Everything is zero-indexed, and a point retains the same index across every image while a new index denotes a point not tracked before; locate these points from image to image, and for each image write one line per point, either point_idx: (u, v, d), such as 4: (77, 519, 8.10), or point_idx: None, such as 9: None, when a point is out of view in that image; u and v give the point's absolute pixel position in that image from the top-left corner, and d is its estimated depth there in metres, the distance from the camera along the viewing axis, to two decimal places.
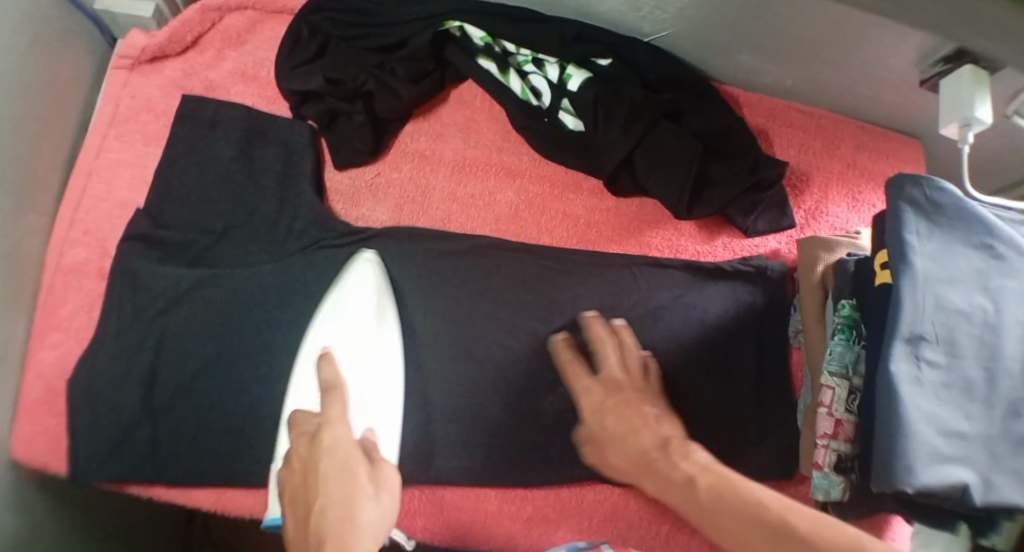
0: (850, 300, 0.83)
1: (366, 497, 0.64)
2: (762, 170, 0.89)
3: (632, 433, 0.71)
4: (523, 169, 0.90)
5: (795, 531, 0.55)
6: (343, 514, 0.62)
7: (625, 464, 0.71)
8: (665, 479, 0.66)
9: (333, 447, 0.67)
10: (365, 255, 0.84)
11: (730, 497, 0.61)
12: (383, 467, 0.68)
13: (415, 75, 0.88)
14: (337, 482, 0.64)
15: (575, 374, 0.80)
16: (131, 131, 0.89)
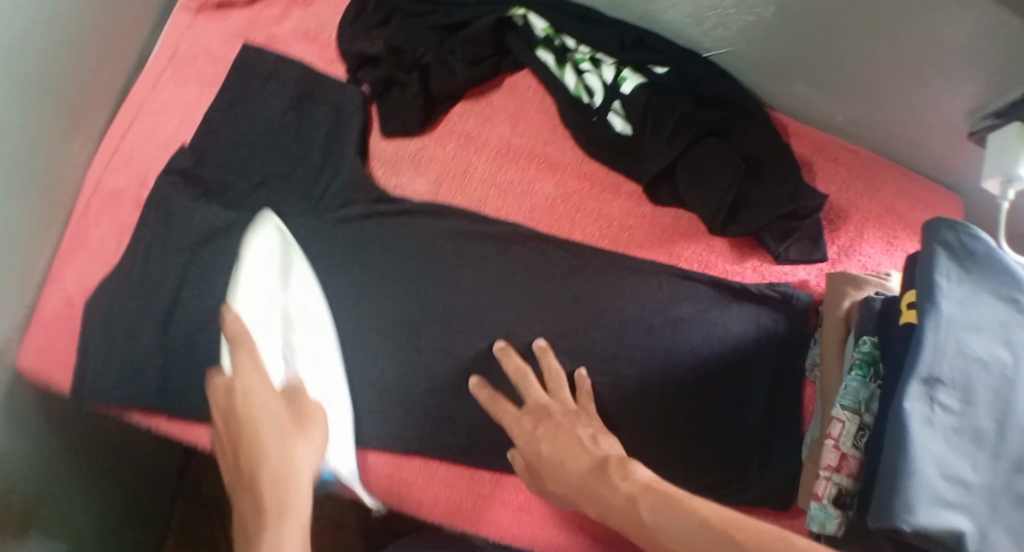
0: (872, 337, 0.83)
1: (298, 438, 0.71)
2: (802, 199, 0.88)
3: (568, 457, 0.71)
4: (565, 164, 0.91)
5: None
6: (280, 457, 0.68)
7: (567, 489, 0.70)
8: (604, 504, 0.65)
9: (254, 391, 0.72)
10: (267, 219, 0.84)
11: (666, 512, 0.60)
12: (307, 404, 0.75)
13: (473, 57, 0.89)
14: (268, 425, 0.70)
15: (501, 410, 0.80)
16: (188, 72, 0.91)
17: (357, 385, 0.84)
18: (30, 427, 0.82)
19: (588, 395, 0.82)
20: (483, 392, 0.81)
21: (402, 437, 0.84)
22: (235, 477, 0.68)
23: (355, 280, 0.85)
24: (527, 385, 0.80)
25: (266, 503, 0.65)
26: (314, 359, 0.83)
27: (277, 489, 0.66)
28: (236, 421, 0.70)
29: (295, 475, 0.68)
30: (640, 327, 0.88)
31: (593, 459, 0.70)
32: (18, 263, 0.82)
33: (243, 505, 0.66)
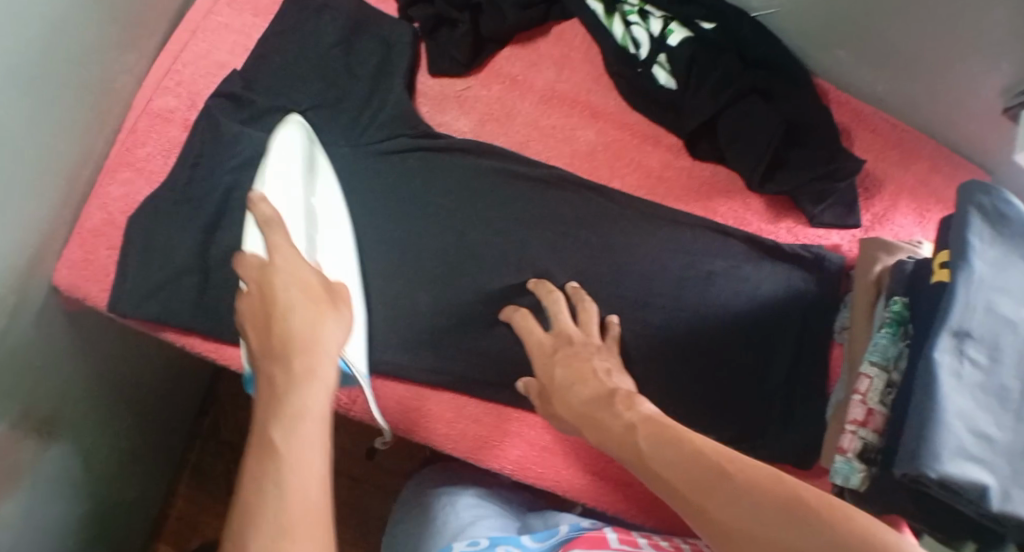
0: (902, 298, 0.84)
1: (328, 314, 0.72)
2: (840, 162, 0.89)
3: (580, 383, 0.75)
4: (607, 113, 0.92)
5: (728, 479, 0.60)
6: (309, 326, 0.70)
7: (571, 413, 0.74)
8: (604, 428, 0.71)
9: (290, 265, 0.74)
10: (295, 122, 0.84)
11: (664, 439, 0.65)
12: (336, 284, 0.76)
13: (525, 1, 0.89)
14: (301, 299, 0.72)
15: (528, 327, 0.82)
16: (243, 1, 0.93)
17: (390, 316, 0.85)
18: (51, 338, 0.86)
19: (614, 340, 0.83)
20: (513, 316, 0.83)
21: (430, 368, 0.84)
22: (264, 339, 0.70)
23: (392, 211, 0.86)
24: (556, 311, 0.82)
25: (295, 364, 0.67)
26: (334, 252, 0.82)
27: (307, 356, 0.68)
28: (271, 293, 0.72)
29: (323, 346, 0.70)
30: (673, 279, 0.88)
31: (601, 388, 0.74)
32: (63, 174, 0.84)
33: (273, 366, 0.67)
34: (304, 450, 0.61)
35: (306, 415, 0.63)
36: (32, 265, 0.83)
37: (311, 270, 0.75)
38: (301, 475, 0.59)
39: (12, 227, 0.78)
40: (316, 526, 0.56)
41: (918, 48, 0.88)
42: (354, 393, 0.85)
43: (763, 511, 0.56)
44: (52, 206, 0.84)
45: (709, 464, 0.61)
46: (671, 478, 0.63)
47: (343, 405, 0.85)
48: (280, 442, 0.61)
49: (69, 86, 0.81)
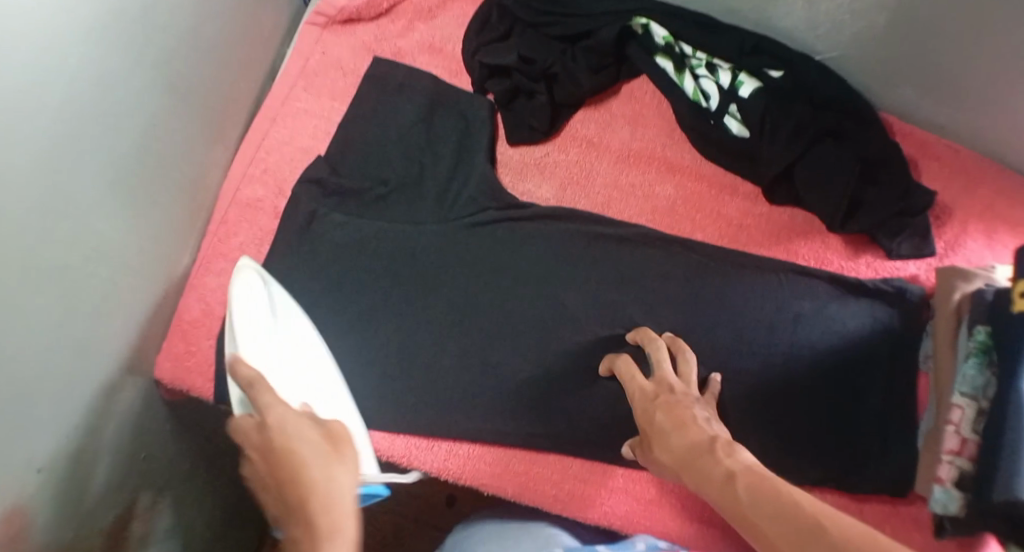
0: (985, 327, 0.85)
1: (337, 463, 0.65)
2: (914, 196, 0.92)
3: (680, 428, 0.71)
4: (683, 167, 0.95)
5: (824, 535, 0.54)
6: (322, 480, 0.62)
7: (673, 459, 0.71)
8: (705, 475, 0.66)
9: (287, 420, 0.67)
10: (246, 262, 0.84)
11: (766, 495, 0.60)
12: (332, 424, 0.69)
13: (596, 65, 0.94)
14: (307, 450, 0.65)
15: (630, 375, 0.81)
16: (319, 85, 0.96)
17: (491, 386, 0.87)
18: (148, 428, 0.87)
19: (715, 395, 0.83)
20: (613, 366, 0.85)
21: (533, 433, 0.86)
22: (279, 508, 0.62)
23: (486, 281, 0.89)
24: (659, 357, 0.81)
25: (317, 521, 0.60)
26: (317, 384, 0.82)
27: (331, 522, 0.60)
28: (274, 452, 0.65)
29: (341, 502, 0.62)
30: (761, 323, 0.91)
31: (701, 434, 0.69)
32: (161, 269, 0.87)
33: (297, 528, 0.60)
34: None
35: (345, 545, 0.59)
36: (132, 361, 0.84)
37: (306, 421, 0.68)
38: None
39: (110, 326, 0.80)
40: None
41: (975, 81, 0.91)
42: (463, 460, 0.86)
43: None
44: (151, 300, 0.86)
45: (815, 529, 0.55)
46: (778, 536, 0.57)
47: (452, 473, 0.86)
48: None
49: (160, 184, 0.84)
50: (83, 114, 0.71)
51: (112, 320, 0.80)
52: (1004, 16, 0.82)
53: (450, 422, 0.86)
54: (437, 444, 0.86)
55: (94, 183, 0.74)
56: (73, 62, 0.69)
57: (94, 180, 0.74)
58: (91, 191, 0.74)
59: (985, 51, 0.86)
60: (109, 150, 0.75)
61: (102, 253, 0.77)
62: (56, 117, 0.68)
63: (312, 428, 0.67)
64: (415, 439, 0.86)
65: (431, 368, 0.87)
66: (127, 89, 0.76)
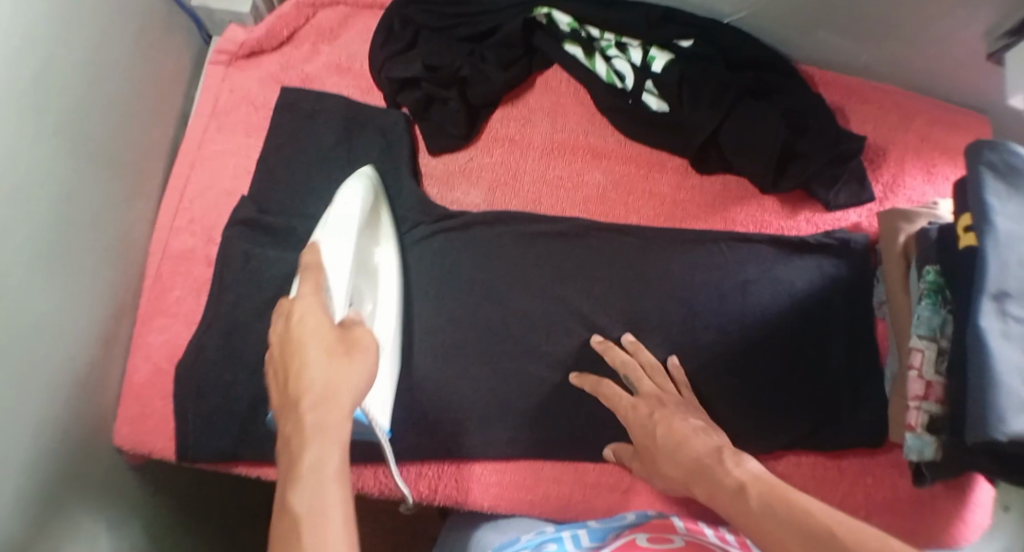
0: (935, 266, 0.84)
1: (346, 362, 0.63)
2: (845, 143, 0.91)
3: (683, 440, 0.74)
4: (609, 151, 0.94)
5: (836, 539, 0.55)
6: (320, 372, 0.62)
7: (679, 470, 0.73)
8: (714, 485, 0.67)
9: (309, 309, 0.67)
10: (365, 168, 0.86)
11: (776, 501, 0.61)
12: (356, 323, 0.68)
13: (506, 61, 0.93)
14: (319, 345, 0.64)
15: (613, 394, 0.83)
16: (232, 122, 0.94)
17: (451, 397, 0.86)
18: (117, 495, 0.86)
19: (682, 385, 0.85)
20: (586, 381, 0.85)
21: (500, 439, 0.85)
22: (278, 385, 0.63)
23: (427, 295, 0.88)
24: (637, 375, 0.83)
25: (302, 411, 0.60)
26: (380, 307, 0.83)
27: (321, 418, 0.60)
28: (290, 345, 0.64)
29: (336, 396, 0.61)
30: (711, 295, 0.90)
31: (708, 444, 0.72)
32: (101, 336, 0.85)
33: (288, 421, 0.61)
34: (323, 487, 0.56)
35: (320, 438, 0.59)
36: (86, 435, 0.83)
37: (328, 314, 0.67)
38: (325, 497, 0.56)
39: (57, 403, 0.78)
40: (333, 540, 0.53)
41: (891, 18, 0.89)
42: (435, 480, 0.85)
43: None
44: (95, 371, 0.84)
45: (822, 528, 0.57)
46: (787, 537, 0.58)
47: (424, 495, 0.85)
48: (302, 462, 0.57)
49: (82, 252, 0.82)
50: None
51: (58, 397, 0.78)
52: None
53: (411, 442, 0.85)
54: (406, 469, 0.85)
55: (15, 265, 0.72)
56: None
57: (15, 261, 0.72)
58: (11, 275, 0.72)
59: None
60: (22, 226, 0.73)
61: (35, 334, 0.75)
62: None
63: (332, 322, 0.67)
64: (382, 467, 0.85)
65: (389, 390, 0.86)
66: (28, 163, 0.74)
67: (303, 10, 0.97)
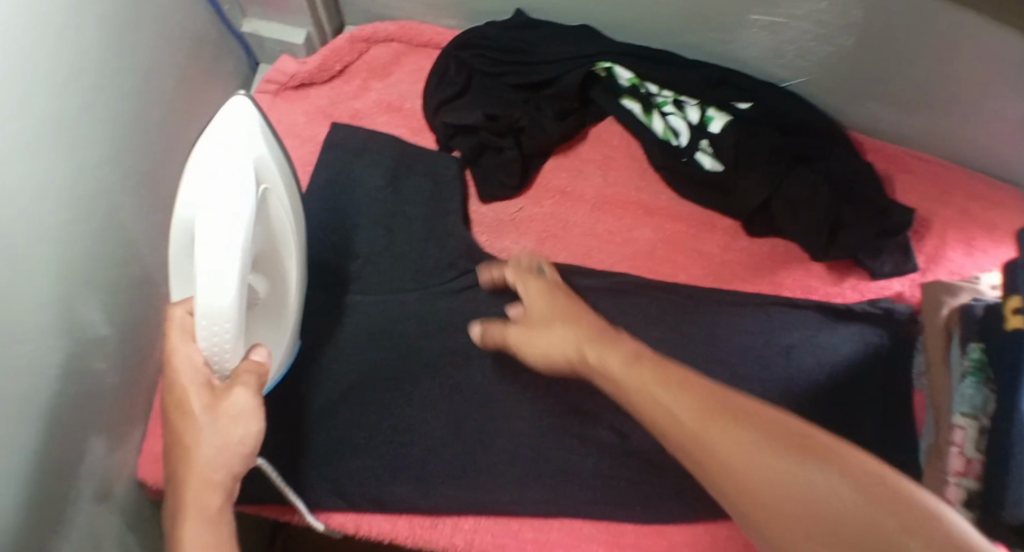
0: (978, 343, 0.79)
1: (223, 421, 0.63)
2: (891, 215, 0.89)
3: (579, 315, 0.73)
4: (659, 208, 0.93)
5: (757, 413, 0.57)
6: (197, 477, 0.62)
7: (568, 335, 0.71)
8: (612, 352, 0.66)
9: (185, 389, 0.65)
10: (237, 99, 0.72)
11: (687, 379, 0.61)
12: (227, 396, 0.64)
13: (562, 112, 0.92)
14: (202, 405, 0.64)
15: (523, 276, 0.81)
16: None
17: (489, 450, 0.83)
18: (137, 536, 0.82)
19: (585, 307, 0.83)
20: (490, 273, 0.85)
21: (535, 496, 0.82)
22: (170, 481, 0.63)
23: (466, 345, 0.86)
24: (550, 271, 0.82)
25: (184, 521, 0.60)
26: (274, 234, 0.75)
27: (203, 492, 0.62)
28: (174, 405, 0.64)
29: (222, 466, 0.62)
30: (755, 361, 0.87)
31: (605, 323, 0.71)
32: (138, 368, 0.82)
33: (170, 499, 0.62)
34: None
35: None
36: (112, 472, 0.79)
37: (201, 390, 0.65)
38: None
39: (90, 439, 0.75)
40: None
41: (940, 93, 0.89)
42: (470, 535, 0.81)
43: (806, 463, 0.52)
44: (132, 405, 0.81)
45: (738, 405, 0.58)
46: (712, 425, 0.56)
47: (460, 549, 0.81)
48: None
49: (128, 279, 0.79)
50: (51, 219, 0.68)
51: (92, 432, 0.75)
52: (955, 25, 0.81)
53: (447, 494, 0.81)
54: (441, 522, 0.82)
55: (64, 292, 0.70)
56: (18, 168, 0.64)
57: (70, 289, 0.71)
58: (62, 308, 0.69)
59: (940, 60, 0.85)
60: (74, 253, 0.71)
61: (78, 364, 0.72)
62: (10, 234, 0.63)
63: (204, 398, 0.64)
64: (418, 518, 0.82)
65: (426, 442, 0.83)
66: (80, 189, 0.71)
67: (357, 44, 0.96)
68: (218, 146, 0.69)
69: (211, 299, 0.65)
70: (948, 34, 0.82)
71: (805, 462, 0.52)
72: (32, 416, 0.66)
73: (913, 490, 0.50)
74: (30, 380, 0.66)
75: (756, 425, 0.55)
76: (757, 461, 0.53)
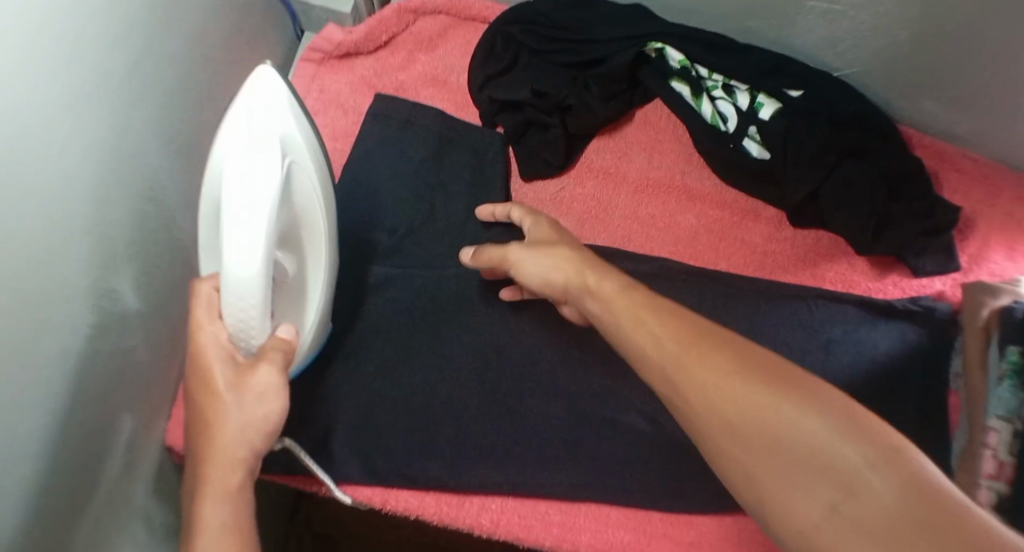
0: (1018, 346, 0.77)
1: (249, 401, 0.63)
2: (942, 212, 0.87)
3: (576, 246, 0.74)
4: (704, 194, 0.93)
5: (739, 343, 0.57)
6: (219, 457, 0.61)
7: (561, 260, 0.72)
8: (602, 280, 0.67)
9: (210, 364, 0.64)
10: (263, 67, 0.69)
11: (675, 311, 0.61)
12: (253, 373, 0.64)
13: (608, 93, 0.92)
14: (226, 381, 0.63)
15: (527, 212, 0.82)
16: (321, 125, 0.94)
17: (520, 429, 0.82)
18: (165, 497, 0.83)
19: None
20: (492, 211, 0.85)
21: (562, 479, 0.81)
22: (192, 460, 0.62)
23: (502, 323, 0.86)
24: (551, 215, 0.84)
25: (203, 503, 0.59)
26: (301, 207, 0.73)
27: (224, 473, 0.60)
28: (199, 381, 0.63)
29: (245, 447, 0.62)
30: (793, 352, 0.86)
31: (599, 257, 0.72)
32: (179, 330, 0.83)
33: (191, 479, 0.61)
34: None
35: (220, 537, 0.58)
36: (146, 430, 0.80)
37: (227, 365, 0.64)
38: None
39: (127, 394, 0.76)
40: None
41: (989, 87, 0.87)
42: (497, 514, 0.81)
43: (778, 391, 0.52)
44: (170, 365, 0.82)
45: (722, 334, 0.58)
46: (685, 355, 0.57)
47: (485, 528, 0.81)
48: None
49: (169, 241, 0.79)
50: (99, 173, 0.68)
51: (128, 388, 0.76)
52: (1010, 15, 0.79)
53: (475, 473, 0.81)
54: (467, 499, 0.82)
55: (108, 248, 0.70)
56: (70, 120, 0.64)
57: (113, 246, 0.71)
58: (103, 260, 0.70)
59: (992, 52, 0.83)
60: (121, 210, 0.72)
61: (116, 319, 0.72)
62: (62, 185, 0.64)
63: (230, 376, 0.63)
64: (445, 495, 0.82)
65: (456, 420, 0.82)
66: (127, 149, 0.72)
67: (405, 15, 0.98)
68: (244, 117, 0.67)
69: (238, 277, 0.63)
70: (1001, 24, 0.80)
71: (769, 393, 0.52)
72: (72, 369, 0.67)
73: (889, 433, 0.50)
74: (71, 331, 0.67)
75: (737, 353, 0.56)
76: (731, 384, 0.54)
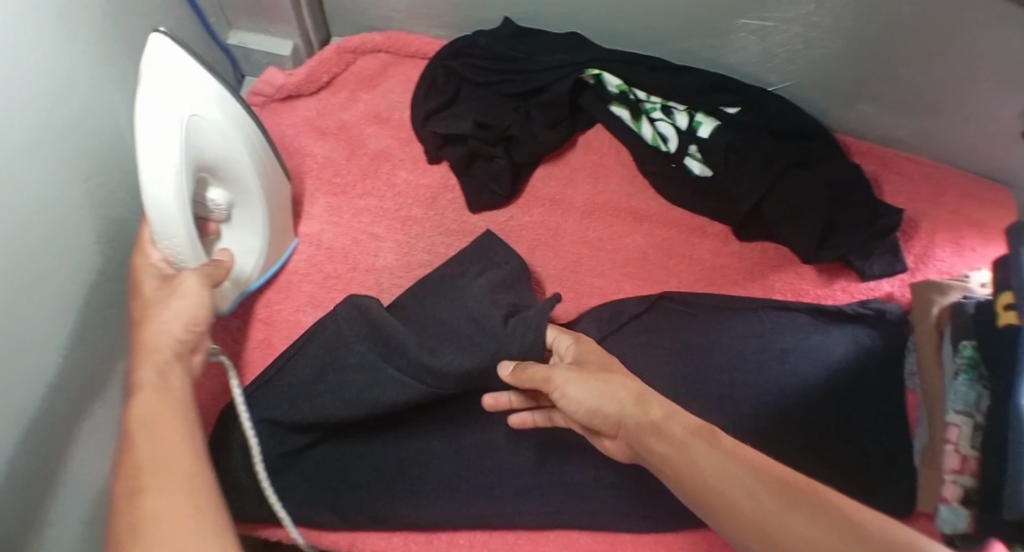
0: (971, 340, 0.79)
1: (172, 295, 0.70)
2: (884, 218, 0.89)
3: (616, 387, 0.68)
4: (650, 214, 0.95)
5: (811, 496, 0.57)
6: (147, 341, 0.68)
7: (600, 405, 0.68)
8: (658, 427, 0.65)
9: (143, 279, 0.73)
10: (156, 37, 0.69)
11: (733, 459, 0.60)
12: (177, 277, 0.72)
13: (551, 120, 0.95)
14: (155, 287, 0.72)
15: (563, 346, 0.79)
16: None
17: (488, 461, 0.82)
18: None
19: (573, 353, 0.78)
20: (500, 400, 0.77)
21: (529, 508, 0.81)
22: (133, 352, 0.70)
23: None
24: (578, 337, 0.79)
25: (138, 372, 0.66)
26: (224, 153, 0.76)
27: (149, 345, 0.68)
28: (136, 292, 0.73)
29: (171, 328, 0.69)
30: (748, 365, 0.86)
31: (639, 393, 0.68)
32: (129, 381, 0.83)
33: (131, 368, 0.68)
34: (152, 411, 0.63)
35: (153, 396, 0.64)
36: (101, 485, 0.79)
37: (156, 278, 0.73)
38: (155, 421, 0.62)
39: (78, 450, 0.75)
40: (170, 500, 0.55)
41: (917, 90, 0.90)
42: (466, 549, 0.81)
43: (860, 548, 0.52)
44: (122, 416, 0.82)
45: (798, 489, 0.57)
46: (791, 517, 0.56)
47: None
48: (135, 417, 0.62)
49: (114, 291, 0.79)
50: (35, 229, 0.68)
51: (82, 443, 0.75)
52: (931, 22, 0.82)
53: (442, 509, 0.80)
54: (437, 536, 0.82)
55: (46, 298, 0.70)
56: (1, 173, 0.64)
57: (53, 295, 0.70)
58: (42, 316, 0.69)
59: (917, 58, 0.86)
60: (60, 264, 0.71)
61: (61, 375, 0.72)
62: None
63: (157, 284, 0.73)
64: (412, 533, 0.82)
65: (419, 457, 0.82)
66: (63, 204, 0.72)
67: (344, 55, 0.99)
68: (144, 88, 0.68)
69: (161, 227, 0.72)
70: (923, 30, 0.83)
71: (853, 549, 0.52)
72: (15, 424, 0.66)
73: None
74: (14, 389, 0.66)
75: (813, 510, 0.55)
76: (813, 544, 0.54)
